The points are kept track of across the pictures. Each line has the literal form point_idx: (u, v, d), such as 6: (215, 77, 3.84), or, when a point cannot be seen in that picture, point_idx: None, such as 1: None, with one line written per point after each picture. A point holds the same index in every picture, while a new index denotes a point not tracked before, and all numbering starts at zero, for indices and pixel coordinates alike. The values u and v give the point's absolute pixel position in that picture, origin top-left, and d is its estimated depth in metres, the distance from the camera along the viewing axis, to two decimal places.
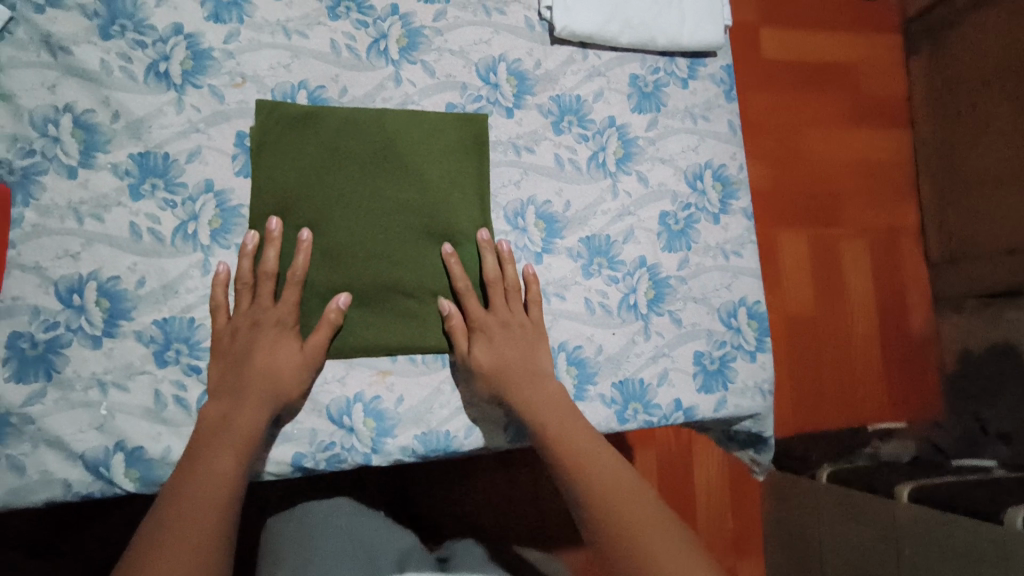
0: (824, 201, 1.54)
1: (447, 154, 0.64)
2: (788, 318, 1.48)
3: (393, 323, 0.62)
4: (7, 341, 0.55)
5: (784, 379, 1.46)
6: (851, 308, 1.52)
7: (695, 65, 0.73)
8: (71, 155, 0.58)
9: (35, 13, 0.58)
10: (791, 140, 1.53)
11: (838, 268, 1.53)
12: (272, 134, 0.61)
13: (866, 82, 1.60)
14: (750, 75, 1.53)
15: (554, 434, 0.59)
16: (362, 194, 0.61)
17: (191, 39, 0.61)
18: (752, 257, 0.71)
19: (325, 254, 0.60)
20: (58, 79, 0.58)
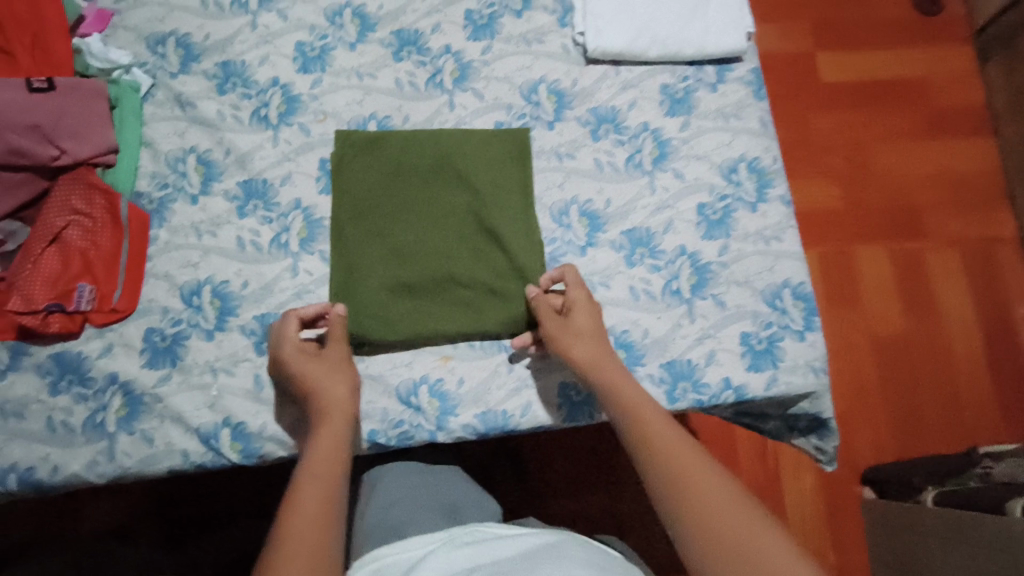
0: (904, 215, 1.42)
1: (498, 164, 0.72)
2: (876, 339, 1.34)
3: (453, 312, 0.69)
4: (144, 335, 0.67)
5: (875, 407, 1.30)
6: (948, 326, 1.36)
7: (723, 70, 0.79)
8: (194, 186, 0.71)
9: (171, 79, 0.74)
10: (860, 156, 1.45)
11: (927, 285, 1.38)
12: (348, 156, 0.72)
13: (938, 94, 1.51)
14: (809, 96, 1.48)
15: (620, 404, 0.60)
16: (422, 202, 0.71)
17: (285, 88, 0.75)
18: (794, 241, 0.73)
19: (393, 253, 0.69)
20: (186, 128, 0.73)
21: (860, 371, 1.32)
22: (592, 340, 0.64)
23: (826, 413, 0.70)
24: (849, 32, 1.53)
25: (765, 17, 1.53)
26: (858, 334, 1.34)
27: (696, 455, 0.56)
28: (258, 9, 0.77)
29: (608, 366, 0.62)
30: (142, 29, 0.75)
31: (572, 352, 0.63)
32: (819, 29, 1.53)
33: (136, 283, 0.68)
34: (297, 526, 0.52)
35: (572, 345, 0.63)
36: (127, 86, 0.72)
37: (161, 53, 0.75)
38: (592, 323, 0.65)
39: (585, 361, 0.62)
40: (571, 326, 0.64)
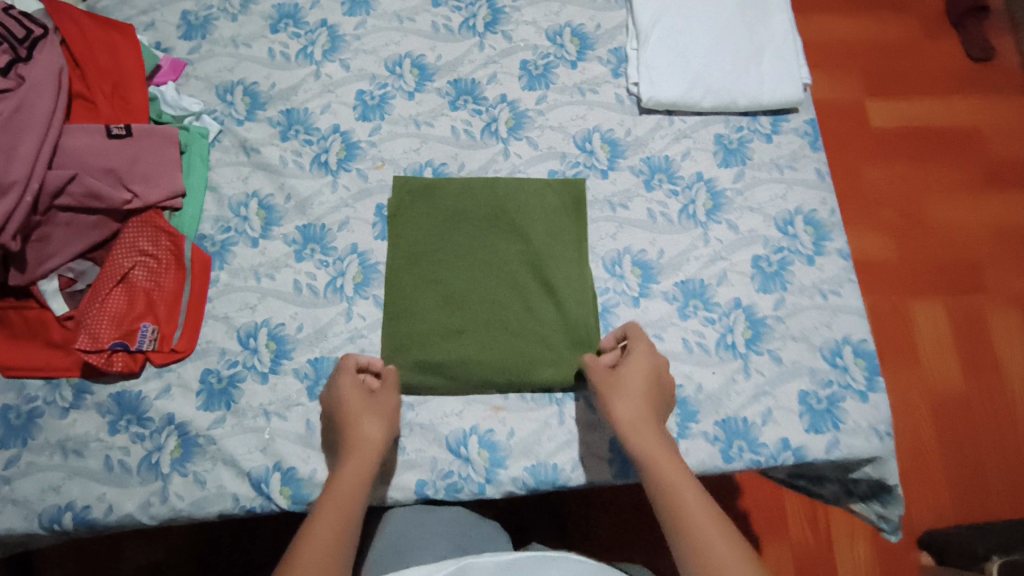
0: (959, 268, 1.38)
1: (556, 212, 0.73)
2: (932, 397, 1.29)
3: (505, 361, 0.68)
4: (201, 376, 0.68)
5: (933, 467, 1.24)
6: (1010, 385, 1.30)
7: (777, 121, 0.78)
8: (254, 229, 0.73)
9: (237, 126, 0.77)
10: (913, 208, 1.42)
11: (986, 341, 1.33)
12: (406, 204, 0.73)
13: (993, 146, 1.48)
14: (858, 144, 1.46)
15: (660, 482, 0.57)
16: (477, 250, 0.71)
17: (345, 135, 0.77)
18: (854, 296, 0.71)
19: (449, 303, 0.70)
20: (249, 173, 0.75)
21: (916, 428, 1.27)
22: (637, 400, 0.62)
23: (891, 480, 0.67)
24: (898, 78, 1.52)
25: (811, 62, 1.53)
26: (912, 391, 1.29)
27: (741, 549, 0.53)
28: (322, 59, 0.80)
29: (646, 430, 0.60)
30: (213, 78, 0.79)
31: (613, 407, 0.61)
32: (867, 74, 1.51)
33: (195, 325, 0.69)
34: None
35: (614, 400, 0.62)
36: (196, 133, 0.75)
37: (230, 101, 0.78)
38: (645, 383, 0.63)
39: (625, 419, 0.61)
40: (619, 380, 0.63)
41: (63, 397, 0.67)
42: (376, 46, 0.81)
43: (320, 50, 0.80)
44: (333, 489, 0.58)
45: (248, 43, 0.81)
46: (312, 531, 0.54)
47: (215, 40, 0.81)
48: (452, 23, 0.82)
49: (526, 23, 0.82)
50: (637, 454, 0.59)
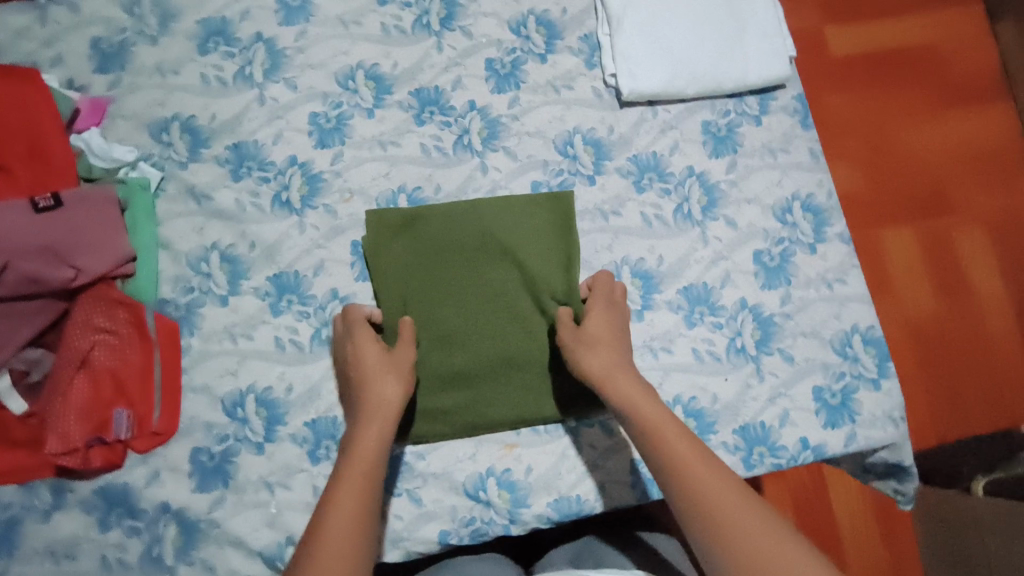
0: (926, 193, 1.19)
1: (550, 232, 0.68)
2: (908, 340, 1.13)
3: (514, 397, 0.65)
4: (190, 456, 0.63)
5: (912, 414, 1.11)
6: (983, 310, 1.15)
7: (765, 100, 0.74)
8: (221, 286, 0.66)
9: (181, 170, 0.69)
10: (876, 131, 1.20)
11: (952, 274, 1.16)
12: (384, 242, 0.67)
13: (944, 59, 1.24)
14: (820, 70, 1.21)
15: (643, 429, 0.54)
16: (469, 283, 0.67)
17: (304, 166, 0.70)
18: (859, 283, 0.70)
19: (446, 343, 0.65)
20: (205, 223, 0.68)
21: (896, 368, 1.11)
22: (606, 349, 0.60)
23: (907, 461, 0.68)
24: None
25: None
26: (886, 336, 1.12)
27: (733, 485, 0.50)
28: (264, 80, 0.71)
29: (620, 374, 0.58)
30: (143, 115, 0.70)
31: (585, 361, 0.59)
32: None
33: (174, 403, 0.64)
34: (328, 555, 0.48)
35: (585, 354, 0.59)
36: (136, 185, 0.67)
37: (166, 140, 0.70)
38: (610, 330, 0.61)
39: (598, 371, 0.58)
40: (585, 333, 0.60)
41: (41, 499, 0.61)
42: (323, 58, 0.72)
43: (260, 70, 0.72)
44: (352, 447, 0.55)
45: (175, 70, 0.71)
46: (334, 501, 0.51)
47: (136, 70, 0.71)
48: (405, 24, 0.74)
49: (485, 16, 0.74)
50: (616, 400, 0.56)
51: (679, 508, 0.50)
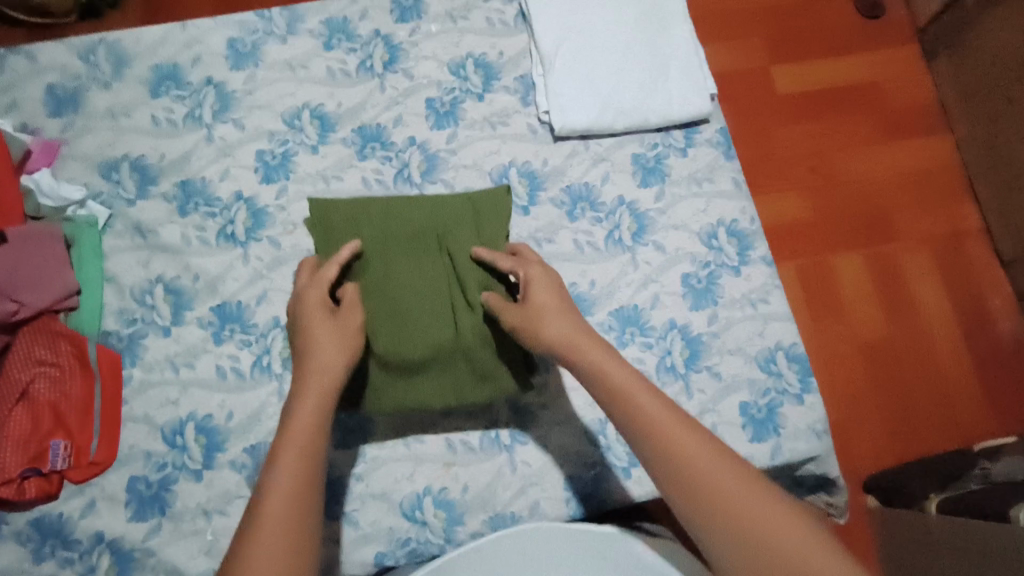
0: (868, 213, 1.14)
1: (491, 225, 0.68)
2: (854, 358, 1.08)
3: (448, 383, 0.65)
4: (127, 485, 0.64)
5: (856, 430, 1.05)
6: (929, 329, 1.09)
7: (690, 133, 0.79)
8: (164, 317, 0.68)
9: (129, 207, 0.72)
10: (818, 158, 1.16)
11: (899, 295, 1.11)
12: (326, 228, 0.66)
13: (886, 93, 1.20)
14: (768, 104, 1.18)
15: (624, 408, 0.50)
16: (410, 269, 0.66)
17: (250, 201, 0.72)
18: (780, 303, 0.73)
19: (382, 332, 0.63)
20: (150, 256, 0.70)
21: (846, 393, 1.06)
22: (560, 315, 0.56)
23: (833, 473, 0.70)
24: (813, 34, 1.22)
25: (712, 23, 1.20)
26: (822, 356, 1.09)
27: (702, 439, 0.48)
28: (213, 121, 0.75)
29: (588, 347, 0.54)
30: (94, 156, 0.73)
31: (541, 332, 0.56)
32: (775, 28, 1.21)
33: (113, 433, 0.65)
34: (266, 544, 0.44)
35: (543, 324, 0.56)
36: (83, 223, 0.69)
37: (116, 179, 0.72)
38: (557, 297, 0.58)
39: (560, 340, 0.55)
40: (532, 308, 0.57)
41: None
42: (271, 99, 0.76)
43: (209, 111, 0.75)
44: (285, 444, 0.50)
45: (127, 113, 0.75)
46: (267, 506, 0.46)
47: (89, 113, 0.74)
48: (348, 70, 0.78)
49: (426, 58, 0.79)
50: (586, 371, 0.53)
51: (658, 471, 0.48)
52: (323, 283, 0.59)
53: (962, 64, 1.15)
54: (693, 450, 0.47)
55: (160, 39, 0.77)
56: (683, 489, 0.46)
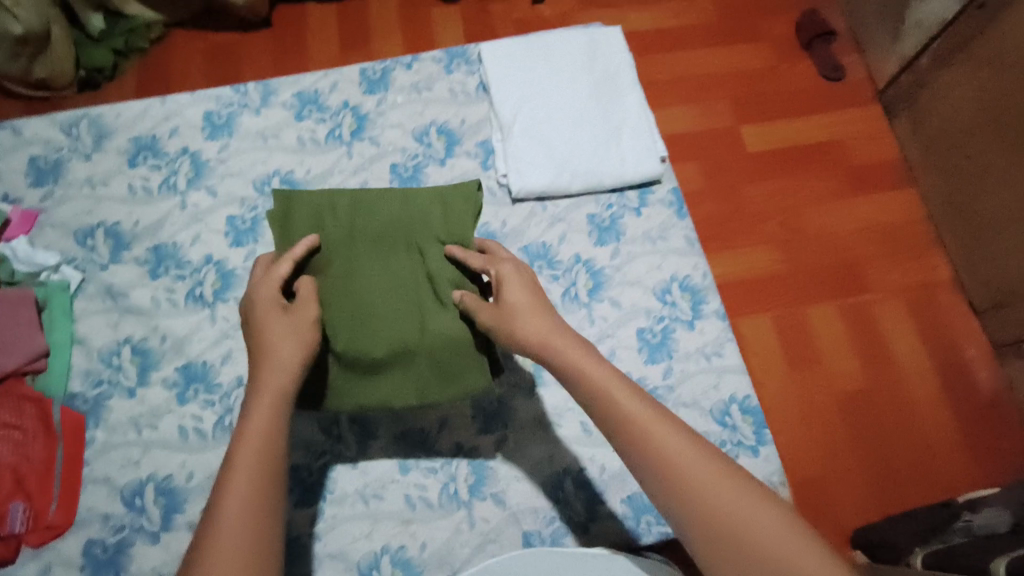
0: (836, 261, 1.00)
1: (461, 219, 0.66)
2: (828, 416, 0.91)
3: (413, 383, 0.61)
4: (84, 548, 0.64)
5: (834, 499, 0.87)
6: (907, 381, 0.94)
7: (644, 194, 0.82)
8: (130, 378, 0.70)
9: (101, 271, 0.74)
10: (789, 211, 1.03)
11: (874, 346, 0.96)
12: (289, 220, 0.64)
13: (853, 147, 1.08)
14: (740, 165, 1.05)
15: (611, 414, 0.49)
16: (377, 266, 0.63)
17: (219, 264, 0.75)
18: (735, 355, 0.75)
19: (345, 325, 0.60)
20: (119, 318, 0.72)
21: (819, 456, 0.89)
22: (532, 314, 0.55)
23: None
24: (785, 92, 1.10)
25: (674, 90, 1.10)
26: (794, 415, 0.91)
27: (678, 432, 0.47)
28: (186, 188, 0.79)
29: (561, 343, 0.53)
30: (71, 223, 0.76)
31: (517, 330, 0.54)
32: (743, 86, 1.10)
33: (73, 495, 0.65)
34: (222, 545, 0.43)
35: (512, 326, 0.55)
36: (56, 286, 0.72)
37: (90, 245, 0.76)
38: (528, 296, 0.56)
39: (531, 340, 0.54)
40: (506, 306, 0.56)
41: None
42: (243, 167, 0.80)
43: (183, 179, 0.79)
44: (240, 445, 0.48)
45: (105, 182, 0.78)
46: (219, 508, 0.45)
47: (69, 182, 0.78)
48: (319, 137, 0.82)
49: (391, 127, 0.84)
50: (559, 367, 0.52)
51: (634, 464, 0.47)
52: (274, 280, 0.58)
53: (922, 122, 1.04)
54: (683, 456, 0.46)
55: (140, 113, 0.82)
56: (676, 497, 0.45)
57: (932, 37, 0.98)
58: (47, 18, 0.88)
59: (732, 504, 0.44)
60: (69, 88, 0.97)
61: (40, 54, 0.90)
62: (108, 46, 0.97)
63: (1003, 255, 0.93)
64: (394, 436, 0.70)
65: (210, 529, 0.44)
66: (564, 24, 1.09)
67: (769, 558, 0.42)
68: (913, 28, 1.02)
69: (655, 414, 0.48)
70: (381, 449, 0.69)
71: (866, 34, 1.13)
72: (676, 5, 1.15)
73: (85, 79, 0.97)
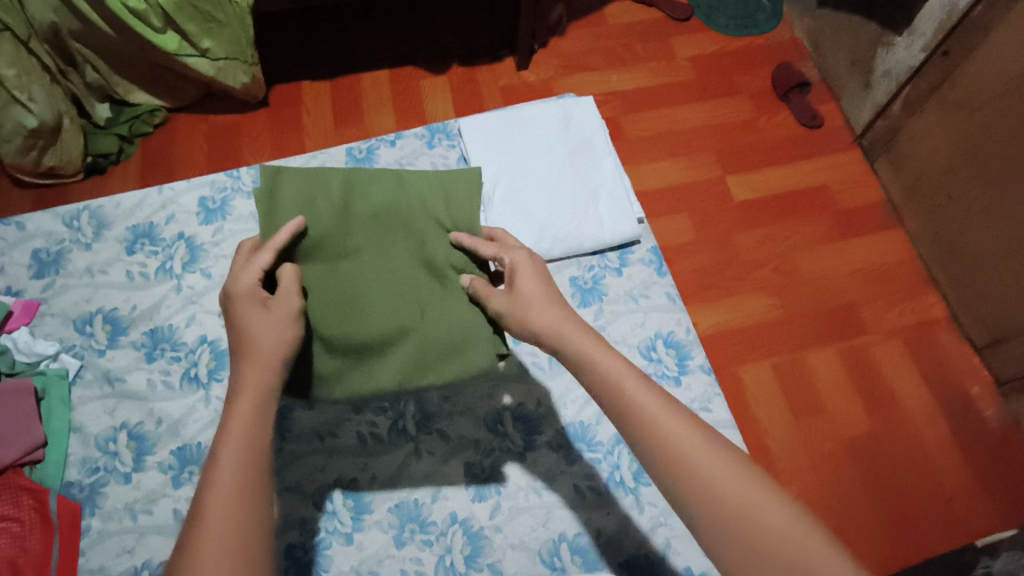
0: (831, 306, 1.00)
1: (458, 204, 0.69)
2: (837, 463, 0.89)
3: (403, 365, 0.65)
4: None
5: (854, 547, 0.84)
6: (914, 422, 0.92)
7: (624, 254, 0.85)
8: (126, 463, 0.71)
9: (98, 357, 0.76)
10: (783, 261, 1.02)
11: (877, 389, 0.94)
12: (278, 202, 0.64)
13: (837, 195, 1.09)
14: (728, 215, 1.05)
15: (627, 406, 0.50)
16: (373, 251, 0.67)
17: (213, 344, 0.77)
18: (722, 409, 0.76)
19: (339, 310, 0.64)
20: (115, 404, 0.74)
21: (830, 496, 0.87)
22: (544, 305, 0.59)
23: None
24: (765, 141, 1.13)
25: (657, 146, 1.11)
26: (803, 463, 0.88)
27: (692, 427, 0.49)
28: (182, 271, 0.82)
29: (573, 334, 0.57)
30: (70, 312, 0.79)
31: (531, 319, 0.58)
32: (724, 140, 1.12)
33: None
34: (209, 534, 0.43)
35: (525, 314, 0.59)
36: (54, 375, 0.74)
37: (89, 331, 0.78)
38: (540, 285, 0.61)
39: (544, 329, 0.57)
40: (520, 295, 0.60)
41: None
42: (237, 249, 0.83)
43: (179, 263, 0.82)
44: (225, 437, 0.49)
45: (104, 270, 0.81)
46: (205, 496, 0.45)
47: (69, 273, 0.81)
48: None
49: None
50: (574, 356, 0.55)
51: (646, 455, 0.49)
52: (256, 269, 0.58)
53: (903, 166, 1.05)
54: (695, 449, 0.47)
55: (139, 202, 0.86)
56: (687, 489, 0.46)
57: (901, 84, 1.02)
58: (59, 112, 0.92)
59: (746, 497, 0.45)
60: (75, 176, 1.00)
61: (50, 144, 0.94)
62: (114, 133, 1.01)
63: (994, 289, 0.93)
64: (388, 508, 0.70)
65: (197, 523, 0.44)
66: (546, 90, 1.14)
67: (783, 549, 0.42)
68: (882, 78, 1.05)
69: (671, 410, 0.50)
70: (376, 522, 0.69)
71: (838, 84, 1.16)
72: (656, 66, 1.18)
73: (91, 164, 0.99)
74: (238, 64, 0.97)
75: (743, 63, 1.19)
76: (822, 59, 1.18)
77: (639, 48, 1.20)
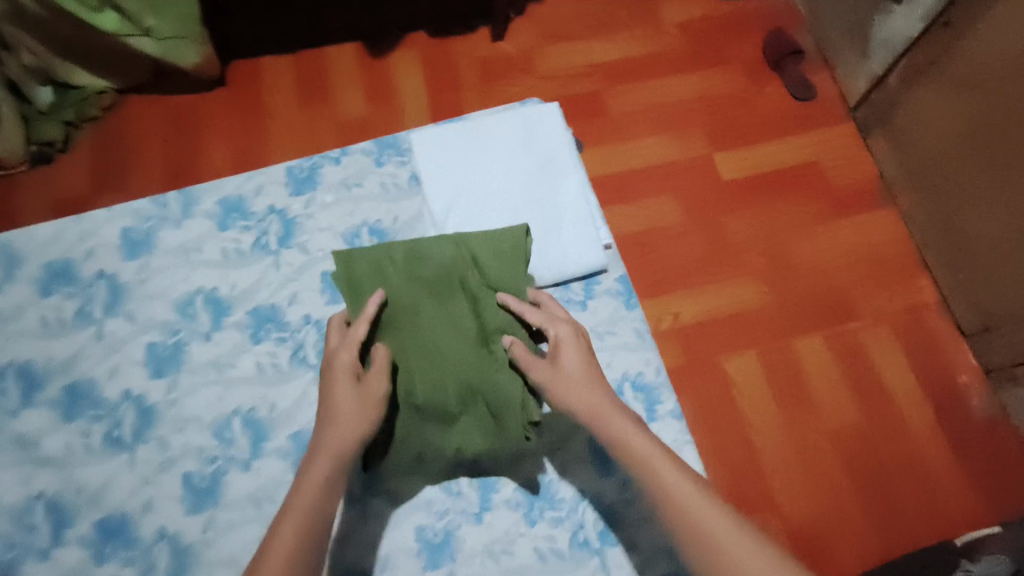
0: (823, 293, 0.91)
1: (510, 266, 0.66)
2: (815, 449, 0.83)
3: (479, 429, 0.65)
4: None
5: (834, 549, 0.78)
6: (896, 402, 0.85)
7: (589, 284, 0.78)
8: (43, 538, 0.65)
9: (10, 419, 0.70)
10: (772, 245, 0.93)
11: (864, 373, 0.87)
12: (352, 281, 0.64)
13: (831, 172, 0.99)
14: (715, 195, 0.96)
15: (650, 477, 0.51)
16: (442, 319, 0.65)
17: (138, 399, 0.70)
18: (694, 458, 0.71)
19: (417, 381, 0.63)
20: (32, 471, 0.67)
21: (808, 481, 0.81)
22: (587, 382, 0.58)
23: None
24: (756, 115, 1.02)
25: (646, 119, 1.01)
26: (794, 470, 0.82)
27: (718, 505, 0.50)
28: (103, 316, 0.74)
29: (607, 409, 0.56)
30: None
31: (567, 397, 0.57)
32: (715, 113, 1.02)
33: None
34: None
35: (562, 393, 0.58)
36: None
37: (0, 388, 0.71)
38: (584, 361, 0.59)
39: (581, 407, 0.56)
40: (561, 370, 0.59)
41: None
42: (164, 287, 0.76)
43: (99, 306, 0.74)
44: (289, 504, 0.52)
45: (16, 316, 0.74)
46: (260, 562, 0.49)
47: None
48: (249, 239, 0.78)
49: (321, 230, 0.79)
50: (605, 439, 0.55)
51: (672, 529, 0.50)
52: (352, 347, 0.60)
53: (898, 143, 0.95)
54: (717, 525, 0.48)
55: (54, 236, 0.77)
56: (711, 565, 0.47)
57: (899, 55, 0.91)
58: None
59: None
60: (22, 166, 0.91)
61: None
62: (59, 119, 0.91)
63: (985, 280, 0.85)
64: None
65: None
66: (516, 64, 1.02)
67: None
68: (879, 47, 0.94)
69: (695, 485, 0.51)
70: None
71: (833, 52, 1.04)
72: (639, 32, 1.07)
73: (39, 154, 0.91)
74: (186, 42, 0.86)
75: (733, 29, 1.07)
76: (816, 23, 1.06)
77: (625, 13, 1.07)
